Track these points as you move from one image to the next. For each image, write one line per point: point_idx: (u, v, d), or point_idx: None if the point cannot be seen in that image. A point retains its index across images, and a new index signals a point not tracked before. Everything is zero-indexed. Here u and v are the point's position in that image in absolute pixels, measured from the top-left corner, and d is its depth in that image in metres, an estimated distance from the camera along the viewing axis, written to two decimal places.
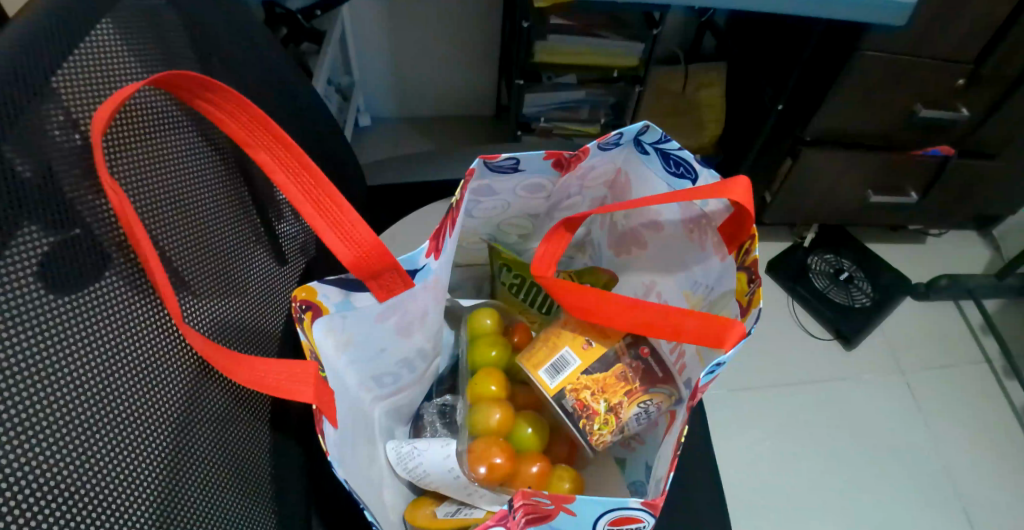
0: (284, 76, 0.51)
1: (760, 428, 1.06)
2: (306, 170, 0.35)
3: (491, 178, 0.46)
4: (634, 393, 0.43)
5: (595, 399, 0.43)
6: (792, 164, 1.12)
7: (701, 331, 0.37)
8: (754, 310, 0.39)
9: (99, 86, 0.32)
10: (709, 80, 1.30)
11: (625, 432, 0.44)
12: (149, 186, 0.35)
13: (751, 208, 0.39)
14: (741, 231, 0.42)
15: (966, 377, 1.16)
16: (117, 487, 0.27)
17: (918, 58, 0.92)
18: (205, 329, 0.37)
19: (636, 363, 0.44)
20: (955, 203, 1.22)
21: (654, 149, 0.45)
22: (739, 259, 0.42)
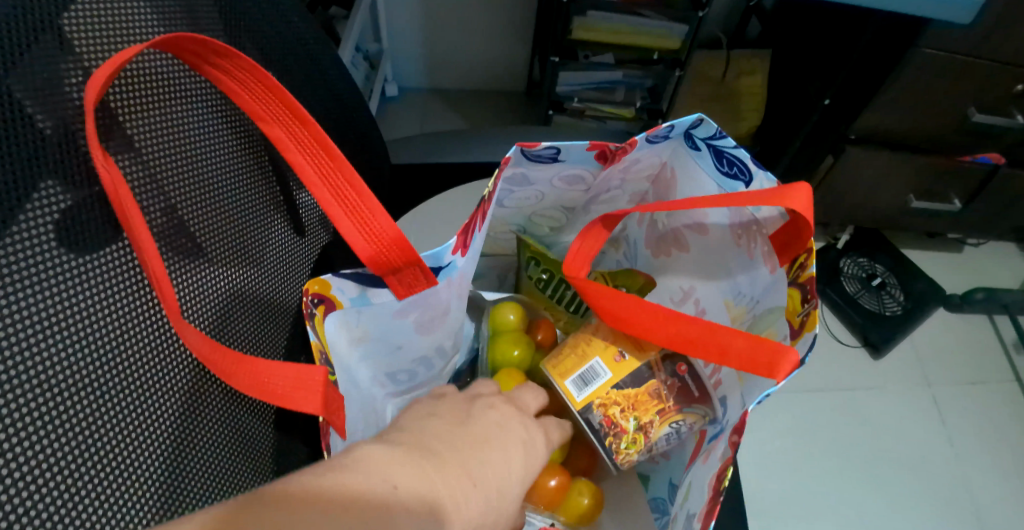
0: (307, 44, 0.48)
1: (776, 433, 1.03)
2: (321, 148, 0.33)
3: (527, 167, 0.42)
4: (666, 412, 0.41)
5: (624, 417, 0.41)
6: (833, 162, 1.06)
7: (749, 354, 0.35)
8: (808, 335, 0.37)
9: (112, 43, 0.32)
10: (750, 68, 1.24)
11: (653, 450, 0.43)
12: (168, 148, 0.34)
13: (810, 217, 0.35)
14: (798, 242, 0.39)
15: (994, 395, 1.12)
16: (109, 457, 0.27)
17: (980, 59, 0.86)
18: (221, 299, 0.37)
19: (670, 381, 0.42)
20: (999, 215, 1.16)
21: (706, 145, 0.41)
22: (792, 273, 0.39)
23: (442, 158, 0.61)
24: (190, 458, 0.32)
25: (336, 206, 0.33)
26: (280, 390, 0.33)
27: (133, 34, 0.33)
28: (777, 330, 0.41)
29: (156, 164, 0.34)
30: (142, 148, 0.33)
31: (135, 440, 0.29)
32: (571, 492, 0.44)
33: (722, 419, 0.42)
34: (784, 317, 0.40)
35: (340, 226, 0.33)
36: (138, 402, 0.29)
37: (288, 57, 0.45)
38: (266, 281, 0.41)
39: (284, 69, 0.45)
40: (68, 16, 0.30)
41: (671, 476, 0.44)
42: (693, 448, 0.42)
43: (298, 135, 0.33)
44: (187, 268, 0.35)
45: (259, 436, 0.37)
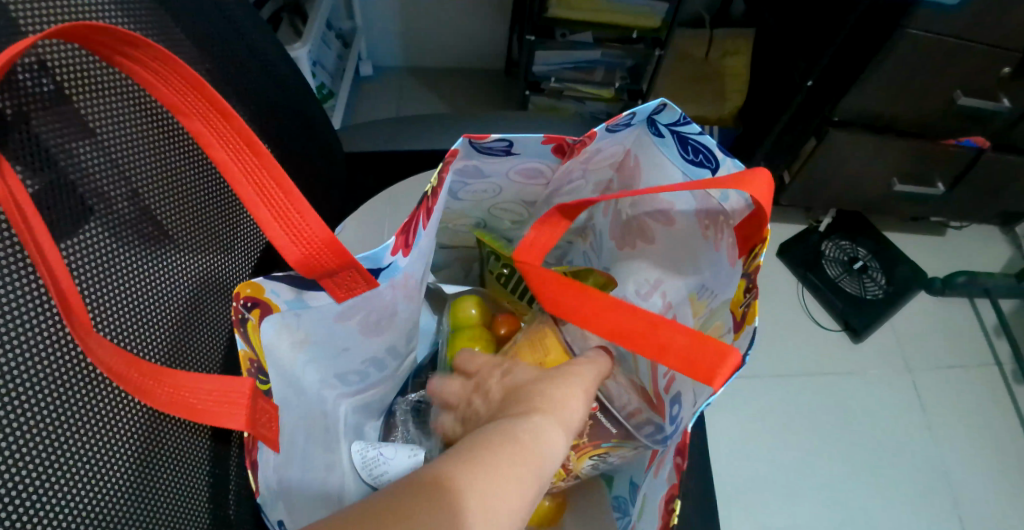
0: (244, 32, 0.46)
1: (754, 417, 1.03)
2: (248, 149, 0.33)
3: (479, 160, 0.41)
4: (581, 449, 0.42)
5: None
6: (816, 145, 1.05)
7: (689, 351, 0.35)
8: (748, 327, 0.37)
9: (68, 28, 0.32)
10: (734, 48, 1.22)
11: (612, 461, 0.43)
12: (126, 130, 0.34)
13: (767, 206, 0.35)
14: (756, 233, 0.38)
15: (973, 379, 1.11)
16: (41, 446, 0.26)
17: (966, 42, 0.84)
18: (192, 283, 0.37)
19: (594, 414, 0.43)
20: (982, 199, 1.15)
21: (670, 131, 0.41)
22: (747, 264, 0.39)
23: (405, 144, 0.58)
24: (114, 476, 0.29)
25: (263, 206, 0.33)
26: (201, 405, 0.31)
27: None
28: (722, 323, 0.41)
29: (113, 147, 0.33)
30: (98, 132, 0.32)
31: (70, 437, 0.28)
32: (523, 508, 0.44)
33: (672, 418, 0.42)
34: (729, 310, 0.40)
35: (267, 229, 0.33)
36: (55, 399, 0.27)
37: (222, 43, 0.43)
38: (233, 265, 0.41)
39: (220, 63, 0.43)
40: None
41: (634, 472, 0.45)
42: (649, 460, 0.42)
43: (220, 130, 0.33)
44: (156, 253, 0.35)
45: (191, 447, 0.35)
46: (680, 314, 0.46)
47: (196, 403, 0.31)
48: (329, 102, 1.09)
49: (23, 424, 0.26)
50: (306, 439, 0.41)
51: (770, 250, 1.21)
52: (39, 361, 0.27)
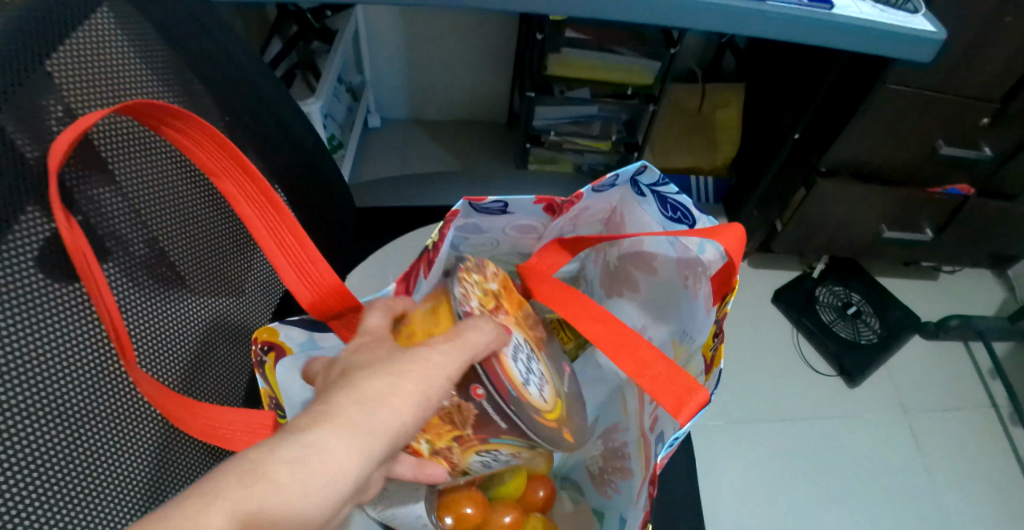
0: (272, 103, 0.51)
1: (750, 460, 1.04)
2: (271, 206, 0.37)
3: (478, 218, 0.46)
4: (465, 441, 0.42)
5: (417, 440, 0.42)
6: (805, 194, 1.08)
7: (671, 378, 0.39)
8: (714, 371, 0.41)
9: (104, 89, 0.36)
10: (725, 99, 1.27)
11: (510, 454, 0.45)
12: (150, 181, 0.38)
13: (739, 258, 0.40)
14: (727, 281, 0.42)
15: (970, 422, 1.13)
16: (60, 452, 0.32)
17: (942, 94, 0.90)
18: (200, 322, 0.41)
19: (477, 408, 0.40)
20: (971, 244, 1.19)
21: (651, 191, 0.45)
22: (719, 310, 0.42)
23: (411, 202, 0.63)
24: (122, 481, 0.35)
25: (280, 257, 0.37)
26: (228, 432, 0.37)
27: (111, 65, 0.37)
28: (696, 366, 0.45)
29: (138, 197, 0.37)
30: (125, 185, 0.36)
31: (83, 445, 0.33)
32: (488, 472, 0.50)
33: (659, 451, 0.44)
34: (702, 353, 0.44)
35: (283, 276, 0.37)
36: (71, 413, 0.32)
37: (250, 115, 0.49)
38: (241, 306, 0.45)
39: (248, 131, 0.48)
40: (47, 38, 0.33)
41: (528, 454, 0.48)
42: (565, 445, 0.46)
43: (245, 188, 0.37)
44: (171, 294, 0.39)
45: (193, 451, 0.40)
46: None
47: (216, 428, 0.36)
48: (338, 153, 1.15)
49: (45, 435, 0.31)
50: None
51: (765, 294, 1.24)
52: (58, 380, 0.32)
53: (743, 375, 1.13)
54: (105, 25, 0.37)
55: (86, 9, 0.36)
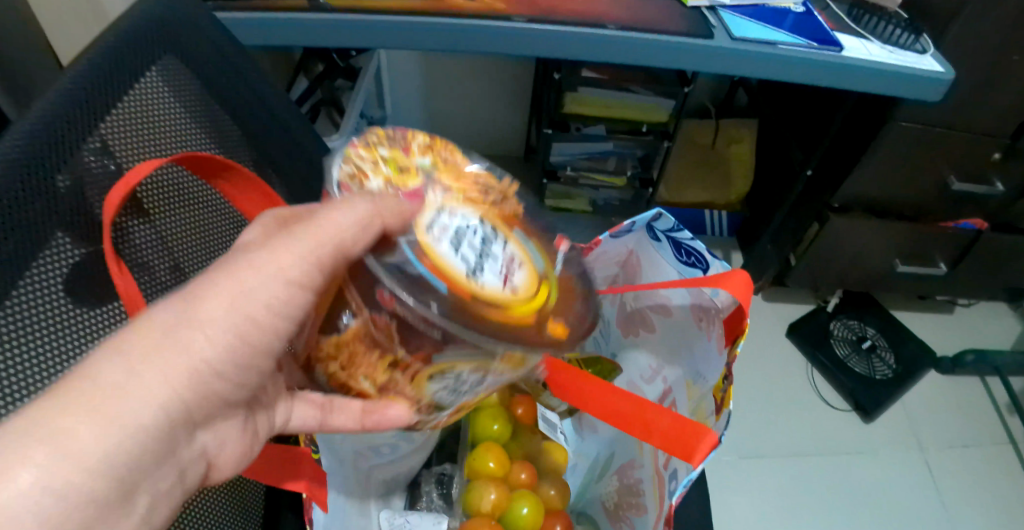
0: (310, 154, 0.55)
1: (765, 496, 1.03)
2: None
3: None
4: (407, 365, 0.37)
5: (365, 380, 0.39)
6: (818, 230, 1.09)
7: (675, 431, 0.42)
8: (725, 411, 0.43)
9: (138, 126, 0.41)
10: (738, 137, 1.30)
11: (486, 374, 0.39)
12: (172, 207, 0.42)
13: (746, 305, 0.41)
14: (736, 325, 0.44)
15: (989, 457, 1.12)
16: None
17: (953, 131, 0.92)
18: None
19: (392, 318, 0.35)
20: (984, 278, 1.19)
21: (666, 236, 0.49)
22: (729, 353, 0.44)
23: None
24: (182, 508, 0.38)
25: None
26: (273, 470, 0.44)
27: (148, 107, 0.41)
28: (707, 407, 0.46)
29: (160, 220, 0.41)
30: (149, 209, 0.40)
31: None
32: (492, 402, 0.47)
33: (671, 489, 0.46)
34: (712, 394, 0.46)
35: None
36: None
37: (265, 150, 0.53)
38: None
39: None
40: (93, 81, 0.38)
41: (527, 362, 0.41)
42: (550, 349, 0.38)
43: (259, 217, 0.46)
44: None
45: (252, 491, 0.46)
46: (677, 399, 0.51)
47: (264, 464, 0.43)
48: None
49: None
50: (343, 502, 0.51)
51: (779, 328, 1.25)
52: None
53: (756, 409, 1.13)
54: (151, 77, 0.42)
55: (135, 62, 0.41)
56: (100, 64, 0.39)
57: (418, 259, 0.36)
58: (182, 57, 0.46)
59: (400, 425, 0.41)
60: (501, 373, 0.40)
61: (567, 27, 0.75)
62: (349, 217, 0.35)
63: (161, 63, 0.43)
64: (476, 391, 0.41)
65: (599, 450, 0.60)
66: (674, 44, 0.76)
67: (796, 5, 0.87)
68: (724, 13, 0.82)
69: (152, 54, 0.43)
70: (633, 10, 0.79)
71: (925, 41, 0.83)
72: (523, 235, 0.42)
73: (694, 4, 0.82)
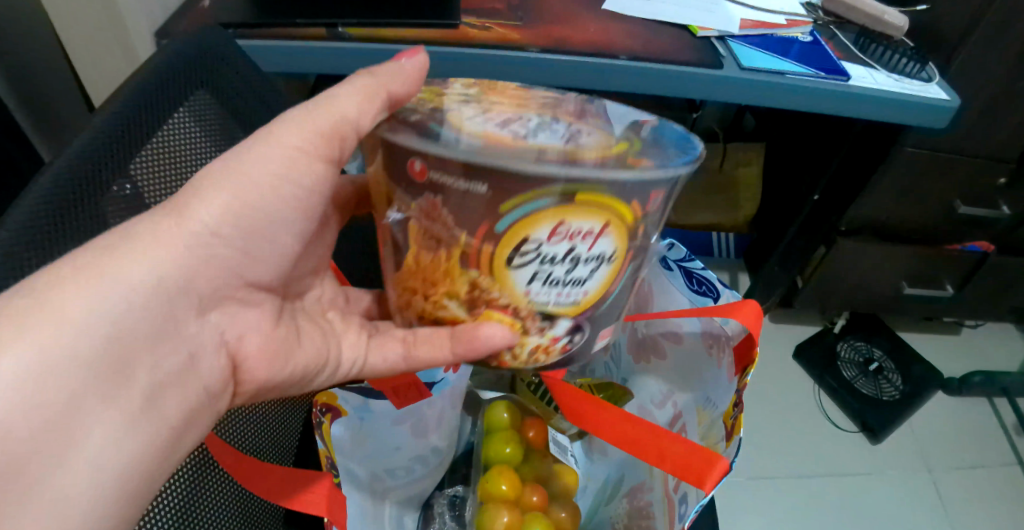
0: None
1: (773, 518, 1.03)
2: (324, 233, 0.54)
3: None
4: (471, 251, 0.35)
5: (448, 298, 0.38)
6: (825, 253, 1.11)
7: (687, 457, 0.43)
8: (735, 438, 0.44)
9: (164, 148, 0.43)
10: (746, 159, 1.30)
11: (576, 246, 0.35)
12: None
13: (757, 333, 0.43)
14: (746, 354, 0.45)
15: (999, 479, 1.11)
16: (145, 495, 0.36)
17: (960, 156, 0.93)
18: None
19: (432, 193, 0.34)
20: (992, 300, 1.20)
21: (678, 266, 0.52)
22: (739, 381, 0.45)
23: None
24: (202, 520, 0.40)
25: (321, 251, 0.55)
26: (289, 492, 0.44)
27: (178, 132, 0.45)
28: (717, 433, 0.47)
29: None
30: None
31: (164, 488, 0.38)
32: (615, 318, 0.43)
33: (682, 513, 0.47)
34: (722, 420, 0.47)
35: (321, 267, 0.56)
36: None
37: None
38: None
39: None
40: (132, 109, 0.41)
41: (633, 221, 0.36)
42: (631, 186, 0.34)
43: None
44: None
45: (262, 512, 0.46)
46: (687, 423, 0.53)
47: (284, 487, 0.43)
48: None
49: None
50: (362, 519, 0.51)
51: (785, 349, 1.26)
52: None
53: (763, 430, 1.13)
54: (181, 112, 0.45)
55: (178, 94, 0.45)
56: (134, 105, 0.41)
57: (448, 133, 0.35)
58: (210, 89, 0.49)
59: (506, 346, 0.39)
60: (602, 253, 0.36)
61: (579, 57, 0.77)
62: (355, 101, 0.39)
63: (197, 88, 0.47)
64: (584, 287, 0.37)
65: (609, 473, 0.61)
66: (686, 74, 0.78)
67: (804, 34, 0.89)
68: (733, 42, 0.85)
69: (193, 85, 0.47)
70: (644, 40, 0.82)
71: (931, 69, 0.85)
72: (597, 123, 0.41)
73: (704, 33, 0.85)
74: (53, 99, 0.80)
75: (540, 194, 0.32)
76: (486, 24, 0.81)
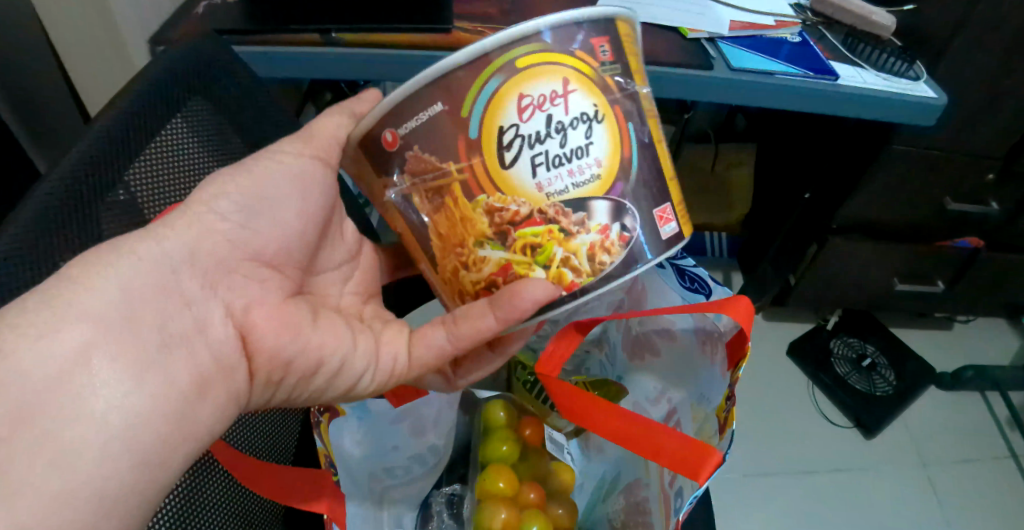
0: None
1: (769, 514, 1.04)
2: None
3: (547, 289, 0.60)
4: (469, 180, 0.42)
5: (482, 250, 0.44)
6: (817, 251, 1.12)
7: (682, 451, 0.43)
8: (728, 431, 0.45)
9: (160, 157, 0.44)
10: (737, 160, 1.32)
11: (550, 111, 0.41)
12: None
13: (749, 328, 0.44)
14: (739, 348, 0.46)
15: (992, 473, 1.12)
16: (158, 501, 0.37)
17: (949, 154, 0.94)
18: None
19: (410, 148, 0.42)
20: (983, 296, 1.21)
21: (671, 264, 0.53)
22: (731, 376, 0.46)
23: None
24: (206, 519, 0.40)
25: None
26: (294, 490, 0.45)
27: (174, 141, 0.45)
28: (710, 426, 0.48)
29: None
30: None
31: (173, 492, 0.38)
32: (659, 197, 0.45)
33: (677, 507, 0.47)
34: (715, 414, 0.47)
35: None
36: None
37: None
38: None
39: None
40: (128, 120, 0.41)
41: (594, 70, 0.41)
42: (559, 35, 0.40)
43: None
44: None
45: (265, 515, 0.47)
46: (680, 419, 0.53)
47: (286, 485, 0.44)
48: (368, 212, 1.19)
49: None
50: (360, 519, 0.52)
51: (779, 347, 1.27)
52: None
53: (757, 427, 1.14)
54: (176, 122, 0.46)
55: (175, 100, 0.46)
56: (129, 117, 0.41)
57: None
58: (205, 95, 0.49)
59: (550, 292, 0.43)
60: (581, 114, 0.41)
61: None
62: (338, 119, 0.49)
63: (191, 88, 0.48)
64: (591, 156, 0.42)
65: (606, 470, 0.62)
66: (678, 75, 0.79)
67: (792, 34, 0.90)
68: (722, 43, 0.86)
69: (189, 90, 0.48)
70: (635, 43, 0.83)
71: (919, 68, 0.86)
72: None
73: (694, 35, 0.86)
74: (46, 107, 0.80)
75: (486, 78, 0.39)
76: (478, 29, 0.82)
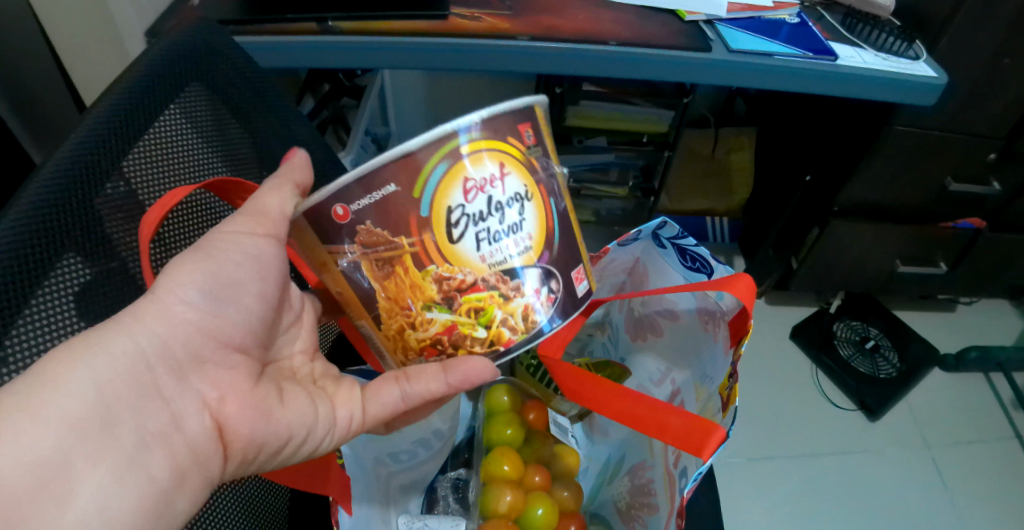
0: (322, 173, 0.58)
1: (771, 497, 1.04)
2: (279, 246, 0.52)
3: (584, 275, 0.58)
4: (419, 254, 0.42)
5: (425, 316, 0.44)
6: (818, 234, 1.11)
7: (687, 428, 0.43)
8: (731, 408, 0.45)
9: (156, 149, 0.44)
10: (739, 145, 1.32)
11: (490, 193, 0.42)
12: (185, 231, 0.47)
13: (751, 305, 0.43)
14: (741, 325, 0.46)
15: (995, 453, 1.13)
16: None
17: (949, 134, 0.94)
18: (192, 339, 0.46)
19: (361, 223, 0.41)
20: (987, 277, 1.20)
21: (671, 243, 0.53)
22: (734, 353, 0.46)
23: None
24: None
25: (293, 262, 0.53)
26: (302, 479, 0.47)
27: (169, 134, 0.45)
28: (714, 405, 0.48)
29: (174, 245, 0.46)
30: (165, 236, 0.45)
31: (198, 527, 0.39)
32: (578, 258, 0.48)
33: (682, 486, 0.47)
34: (718, 393, 0.48)
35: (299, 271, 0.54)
36: None
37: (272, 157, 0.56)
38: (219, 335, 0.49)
39: None
40: (124, 112, 0.41)
41: (523, 153, 0.43)
42: (496, 124, 0.41)
43: None
44: None
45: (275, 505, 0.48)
46: (685, 399, 0.53)
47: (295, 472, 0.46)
48: None
49: None
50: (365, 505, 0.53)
51: (782, 332, 1.27)
52: None
53: (759, 411, 1.14)
54: (172, 109, 0.45)
55: (171, 90, 0.46)
56: (123, 106, 0.41)
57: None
58: (202, 80, 0.49)
59: (485, 373, 0.47)
60: (515, 193, 0.43)
61: (569, 43, 0.77)
62: (272, 194, 0.45)
63: (186, 72, 0.47)
64: (524, 230, 0.44)
65: (610, 453, 0.62)
66: (676, 58, 0.78)
67: (791, 16, 0.89)
68: (721, 25, 0.85)
69: (187, 77, 0.47)
70: (633, 27, 0.82)
71: (919, 48, 0.85)
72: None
73: (692, 18, 0.85)
74: (43, 98, 0.81)
75: (434, 163, 0.40)
76: (476, 15, 0.81)
